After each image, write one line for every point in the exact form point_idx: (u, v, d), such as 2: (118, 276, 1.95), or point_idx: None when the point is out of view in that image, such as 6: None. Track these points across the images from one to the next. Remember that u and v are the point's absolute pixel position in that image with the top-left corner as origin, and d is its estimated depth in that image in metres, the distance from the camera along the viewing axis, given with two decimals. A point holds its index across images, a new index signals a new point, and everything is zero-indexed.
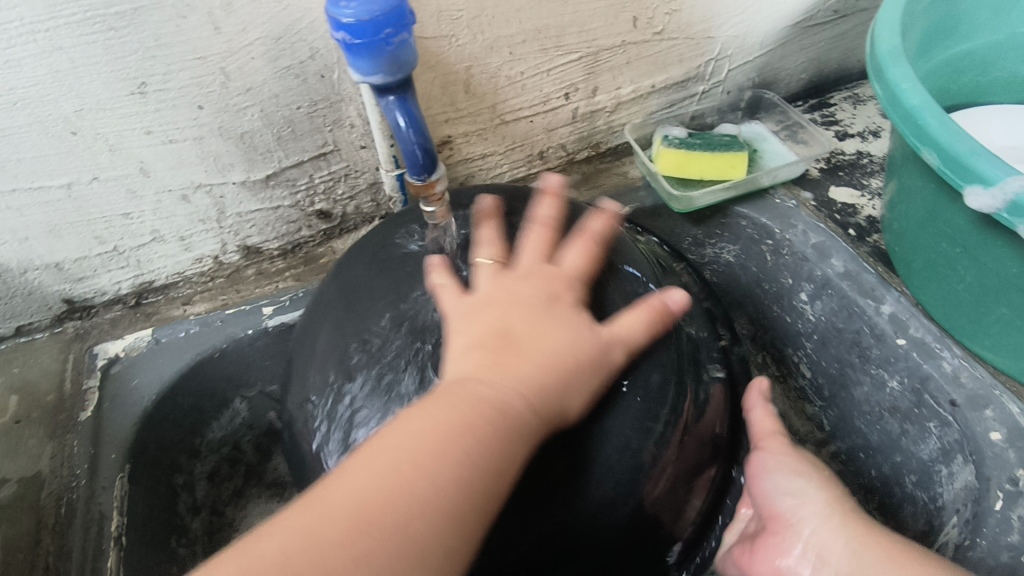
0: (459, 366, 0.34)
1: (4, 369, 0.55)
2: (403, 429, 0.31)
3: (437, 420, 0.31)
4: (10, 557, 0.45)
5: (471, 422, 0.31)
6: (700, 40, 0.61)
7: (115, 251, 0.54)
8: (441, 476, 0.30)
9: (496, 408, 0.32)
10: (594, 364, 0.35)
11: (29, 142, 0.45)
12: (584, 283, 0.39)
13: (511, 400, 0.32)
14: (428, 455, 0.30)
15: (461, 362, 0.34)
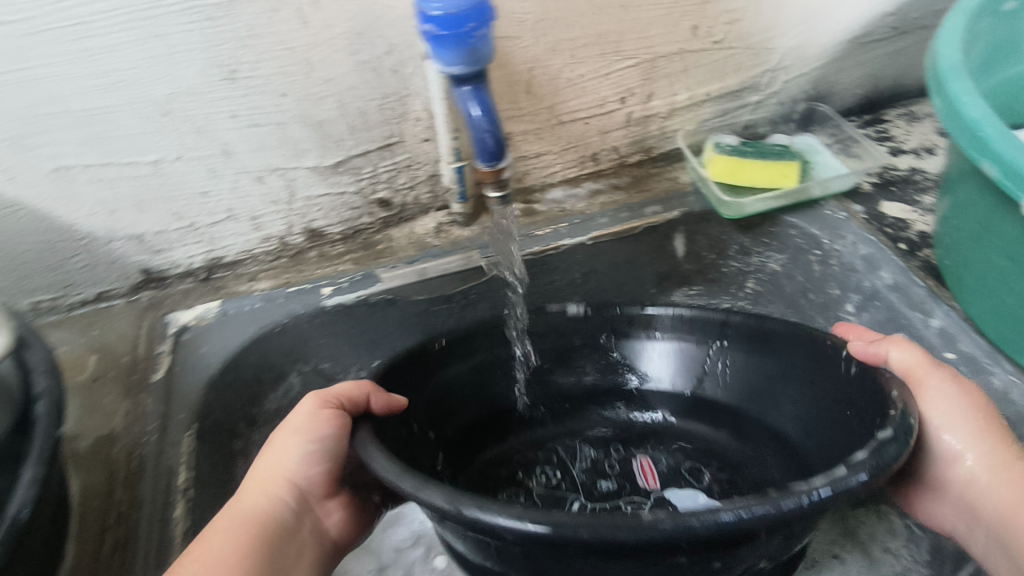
0: (269, 470, 0.41)
1: (84, 331, 0.59)
2: (250, 497, 0.40)
3: (238, 519, 0.39)
4: (89, 503, 0.47)
5: (252, 530, 0.39)
6: (758, 51, 0.63)
7: (192, 227, 0.57)
8: (267, 549, 0.39)
9: (256, 523, 0.39)
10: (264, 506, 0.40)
11: (121, 122, 0.48)
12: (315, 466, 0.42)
13: (281, 510, 0.41)
14: (246, 535, 0.38)
15: (259, 496, 0.40)
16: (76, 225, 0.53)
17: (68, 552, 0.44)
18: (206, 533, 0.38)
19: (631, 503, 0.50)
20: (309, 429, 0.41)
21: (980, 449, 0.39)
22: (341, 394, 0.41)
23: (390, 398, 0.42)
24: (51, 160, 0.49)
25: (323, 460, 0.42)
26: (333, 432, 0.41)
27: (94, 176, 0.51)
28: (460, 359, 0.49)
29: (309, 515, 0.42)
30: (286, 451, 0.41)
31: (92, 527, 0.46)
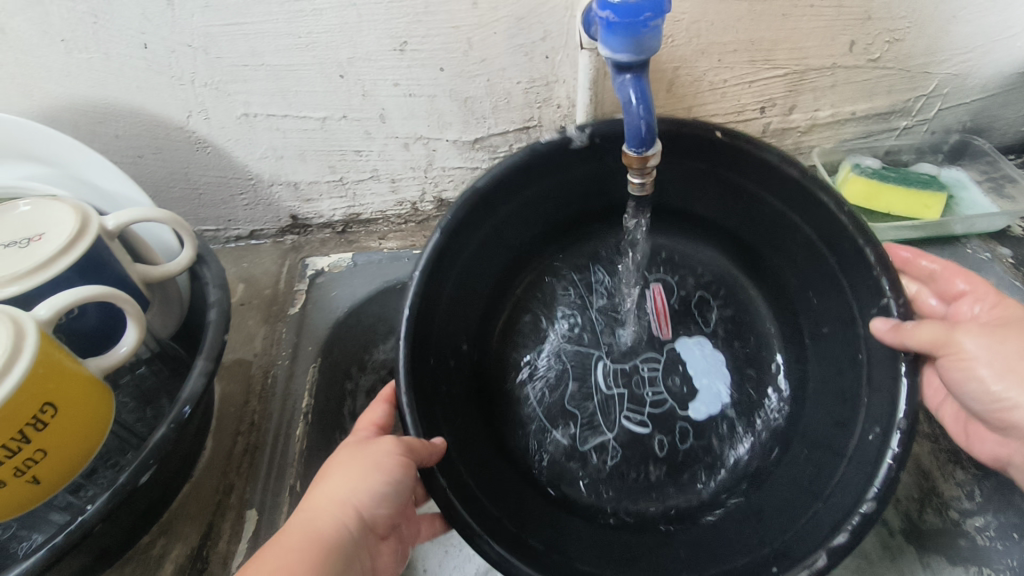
0: (339, 497, 0.39)
1: (237, 262, 0.67)
2: (309, 519, 0.38)
3: (304, 534, 0.37)
4: (226, 409, 0.54)
5: (319, 565, 0.36)
6: (917, 74, 0.60)
7: (340, 182, 0.63)
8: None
9: (329, 545, 0.37)
10: (325, 536, 0.37)
11: (307, 78, 0.54)
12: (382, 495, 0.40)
13: (342, 545, 0.38)
14: (306, 558, 0.35)
15: (322, 525, 0.37)
16: (247, 167, 0.61)
17: (207, 445, 0.51)
18: (268, 549, 0.36)
19: (649, 365, 0.56)
20: (380, 475, 0.40)
21: (1019, 389, 0.41)
22: (410, 445, 0.41)
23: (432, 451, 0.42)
24: (241, 107, 0.56)
25: (389, 501, 0.40)
26: (406, 478, 0.41)
27: (271, 125, 0.57)
28: (582, 163, 0.50)
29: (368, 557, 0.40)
30: (365, 481, 0.39)
31: (227, 429, 0.53)
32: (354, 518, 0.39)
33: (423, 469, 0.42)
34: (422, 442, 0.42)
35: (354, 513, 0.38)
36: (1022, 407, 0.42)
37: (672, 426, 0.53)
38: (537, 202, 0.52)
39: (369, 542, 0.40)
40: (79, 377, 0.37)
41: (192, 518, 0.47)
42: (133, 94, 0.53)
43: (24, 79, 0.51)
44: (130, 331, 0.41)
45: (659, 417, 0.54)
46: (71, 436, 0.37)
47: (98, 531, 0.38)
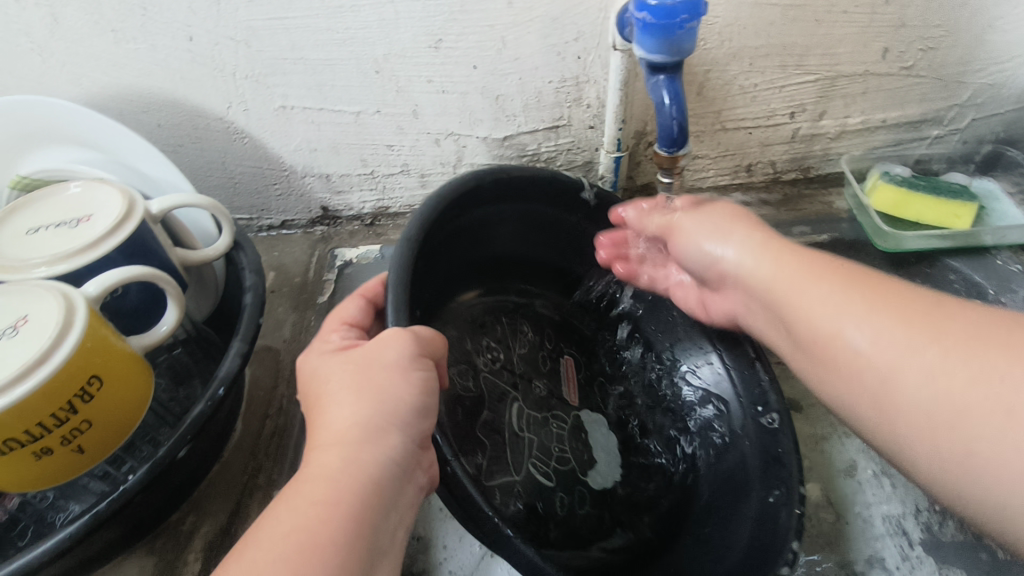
0: (340, 414, 0.34)
1: (268, 251, 0.68)
2: (340, 454, 0.33)
3: (337, 470, 0.32)
4: (256, 392, 0.55)
5: (348, 494, 0.32)
6: (950, 83, 0.60)
7: (371, 175, 0.64)
8: (367, 510, 0.32)
9: (368, 479, 0.32)
10: (345, 463, 0.33)
11: (344, 73, 0.56)
12: (389, 390, 0.35)
13: (364, 464, 0.33)
14: (343, 495, 0.31)
15: (330, 453, 0.33)
16: (282, 158, 0.62)
17: (238, 426, 0.53)
18: (297, 492, 0.32)
19: (557, 423, 0.56)
20: (398, 379, 0.36)
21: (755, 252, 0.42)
22: (418, 337, 0.38)
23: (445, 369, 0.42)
24: (279, 100, 0.57)
25: (427, 413, 0.36)
26: (422, 374, 0.37)
27: (307, 118, 0.59)
28: (544, 200, 0.57)
29: (415, 471, 0.35)
30: (390, 389, 0.35)
31: (257, 412, 0.54)
32: (374, 425, 0.34)
33: (433, 353, 0.39)
34: (427, 335, 0.40)
35: (371, 423, 0.34)
36: (749, 268, 0.43)
37: (572, 487, 0.51)
38: (497, 230, 0.58)
39: (411, 454, 0.35)
40: (123, 354, 0.39)
41: (222, 497, 0.48)
42: (176, 84, 0.55)
43: (75, 67, 0.53)
44: (170, 311, 0.43)
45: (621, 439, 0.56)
46: (115, 410, 0.39)
47: (135, 502, 0.39)
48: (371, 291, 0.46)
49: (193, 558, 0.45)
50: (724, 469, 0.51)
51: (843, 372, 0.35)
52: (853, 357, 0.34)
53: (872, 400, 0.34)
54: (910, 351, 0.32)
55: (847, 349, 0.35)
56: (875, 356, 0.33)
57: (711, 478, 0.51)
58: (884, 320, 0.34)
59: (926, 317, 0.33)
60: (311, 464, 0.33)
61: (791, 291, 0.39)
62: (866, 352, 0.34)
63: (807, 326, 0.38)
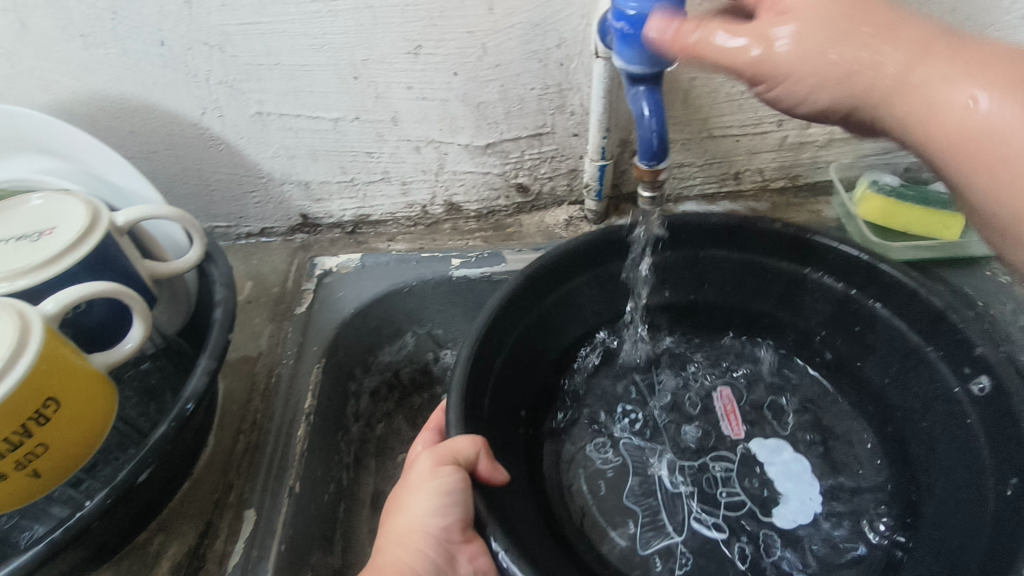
0: (400, 517, 0.40)
1: (245, 259, 0.67)
2: (394, 551, 0.39)
3: (392, 566, 0.38)
4: (229, 406, 0.54)
5: None
6: None
7: (351, 183, 0.63)
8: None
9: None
10: (395, 564, 0.38)
11: (321, 79, 0.54)
12: (433, 496, 0.40)
13: (406, 567, 0.38)
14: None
15: (386, 556, 0.39)
16: (260, 165, 0.61)
17: (209, 442, 0.51)
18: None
19: (721, 466, 0.54)
20: (432, 492, 0.40)
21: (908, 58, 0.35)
22: (455, 452, 0.41)
23: (494, 468, 0.43)
24: (255, 106, 0.56)
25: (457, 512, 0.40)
26: (453, 481, 0.40)
27: (285, 124, 0.57)
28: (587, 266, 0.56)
29: (452, 566, 0.40)
30: (422, 494, 0.40)
31: (229, 427, 0.53)
32: (419, 532, 0.39)
33: (471, 464, 0.41)
34: (456, 444, 0.41)
35: (418, 532, 0.39)
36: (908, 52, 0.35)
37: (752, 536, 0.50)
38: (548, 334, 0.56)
39: (442, 558, 0.40)
40: (83, 374, 0.38)
41: (191, 516, 0.47)
42: (149, 90, 0.54)
43: (43, 72, 0.52)
44: (136, 327, 0.42)
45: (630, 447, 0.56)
46: (72, 432, 0.37)
47: (94, 528, 0.38)
48: (439, 420, 0.48)
49: None
50: (938, 428, 0.49)
51: (977, 179, 0.35)
52: (961, 117, 0.34)
53: (964, 142, 0.34)
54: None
55: (940, 140, 0.35)
56: (996, 112, 0.33)
57: (912, 454, 0.51)
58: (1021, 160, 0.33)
59: (1006, 139, 0.33)
60: (372, 564, 0.39)
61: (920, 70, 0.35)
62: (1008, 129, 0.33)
63: (923, 144, 0.36)
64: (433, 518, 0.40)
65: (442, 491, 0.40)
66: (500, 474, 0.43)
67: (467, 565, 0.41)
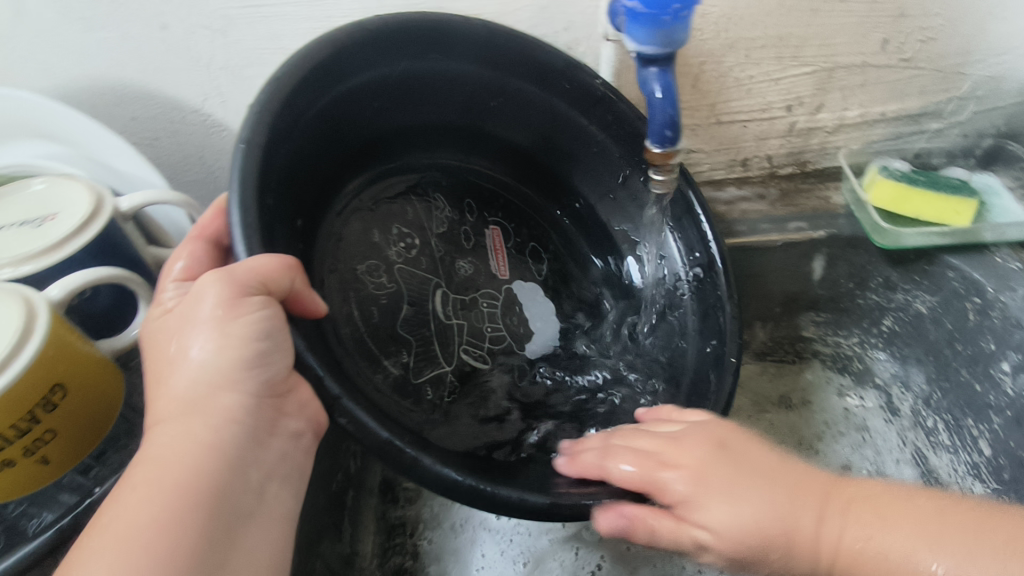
0: (181, 364, 0.32)
1: None
2: (172, 430, 0.31)
3: (173, 449, 0.31)
4: None
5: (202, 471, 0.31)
6: (951, 74, 0.58)
7: None
8: (213, 496, 0.31)
9: (217, 449, 0.31)
10: (185, 430, 0.31)
11: None
12: (221, 335, 0.32)
13: (220, 430, 0.32)
14: (175, 485, 0.30)
15: (168, 426, 0.31)
16: None
17: None
18: (120, 496, 0.30)
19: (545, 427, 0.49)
20: (223, 347, 0.32)
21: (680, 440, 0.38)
22: (260, 276, 0.33)
23: (309, 298, 0.36)
24: None
25: (268, 363, 0.33)
26: (260, 322, 0.32)
27: None
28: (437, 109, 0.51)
29: (277, 421, 0.34)
30: (221, 327, 0.32)
31: None
32: (223, 372, 0.32)
33: (281, 292, 0.34)
34: (268, 266, 0.33)
35: (219, 372, 0.32)
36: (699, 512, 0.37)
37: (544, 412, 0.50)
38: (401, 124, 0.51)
39: (266, 415, 0.34)
40: (91, 359, 0.37)
41: None
42: (150, 75, 0.53)
43: (43, 56, 0.51)
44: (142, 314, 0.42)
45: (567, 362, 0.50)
46: (80, 418, 0.37)
47: None
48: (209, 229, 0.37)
49: None
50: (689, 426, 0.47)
51: (787, 561, 0.34)
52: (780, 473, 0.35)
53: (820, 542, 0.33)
54: (886, 519, 0.32)
55: (714, 531, 0.34)
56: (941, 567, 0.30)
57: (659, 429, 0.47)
58: (906, 527, 0.32)
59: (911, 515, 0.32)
60: (147, 442, 0.31)
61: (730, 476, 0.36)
62: (852, 534, 0.33)
63: (750, 540, 0.34)
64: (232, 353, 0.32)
65: (254, 329, 0.32)
66: (310, 304, 0.36)
67: (295, 414, 0.36)
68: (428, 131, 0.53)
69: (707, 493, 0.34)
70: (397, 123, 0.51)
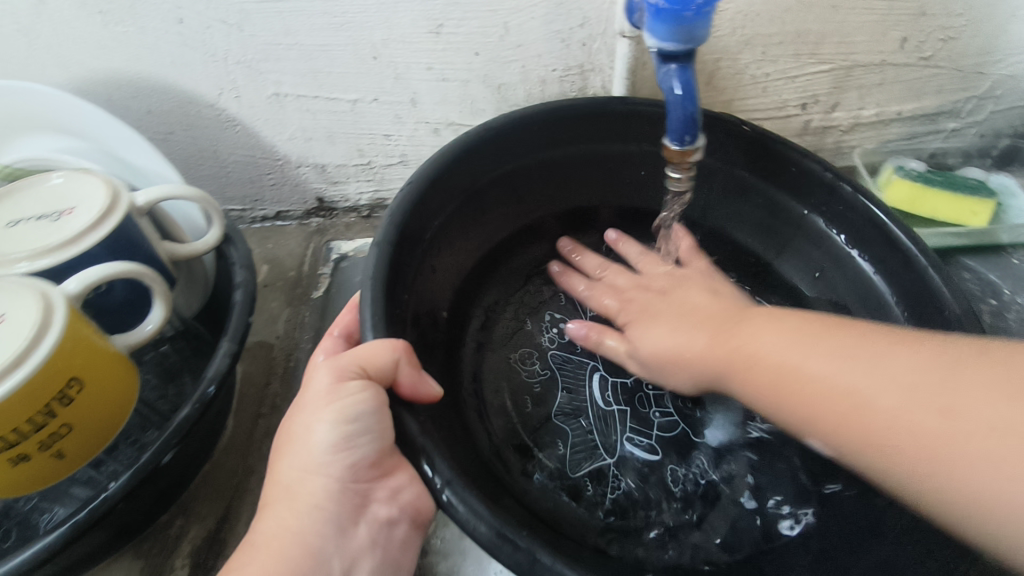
0: (287, 464, 0.36)
1: (261, 242, 0.66)
2: (276, 516, 0.36)
3: (273, 534, 0.35)
4: (247, 390, 0.54)
5: (297, 561, 0.34)
6: (970, 73, 0.57)
7: (368, 165, 0.62)
8: None
9: (306, 543, 0.35)
10: (290, 521, 0.35)
11: (340, 59, 0.53)
12: (330, 431, 0.35)
13: (314, 529, 0.35)
14: (268, 570, 0.34)
15: (272, 518, 0.36)
16: (276, 147, 0.60)
17: (229, 425, 0.51)
18: (229, 575, 0.34)
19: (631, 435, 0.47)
20: (324, 441, 0.35)
21: (825, 365, 0.34)
22: (371, 375, 0.37)
23: (419, 382, 0.39)
24: (273, 86, 0.55)
25: (356, 454, 0.36)
26: (353, 407, 0.35)
27: (302, 105, 0.57)
28: (492, 170, 0.53)
29: (363, 510, 0.37)
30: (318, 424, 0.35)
31: (249, 410, 0.53)
32: (321, 471, 0.36)
33: (386, 379, 0.37)
34: (369, 348, 0.37)
35: (324, 471, 0.36)
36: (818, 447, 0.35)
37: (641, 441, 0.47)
38: (464, 205, 0.52)
39: (351, 501, 0.37)
40: (107, 354, 0.37)
41: (214, 499, 0.47)
42: (165, 69, 0.53)
43: (60, 49, 0.51)
44: (156, 309, 0.42)
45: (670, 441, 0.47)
46: (95, 412, 0.37)
47: (118, 510, 0.38)
48: (343, 326, 0.45)
49: (181, 563, 0.44)
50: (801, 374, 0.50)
51: (799, 410, 0.34)
52: (903, 386, 0.31)
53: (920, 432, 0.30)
54: (886, 371, 0.32)
55: (787, 363, 0.35)
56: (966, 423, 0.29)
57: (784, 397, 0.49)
58: (828, 346, 0.35)
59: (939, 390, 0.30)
60: (256, 528, 0.36)
61: (858, 366, 0.33)
62: (873, 383, 0.32)
63: (760, 384, 0.36)
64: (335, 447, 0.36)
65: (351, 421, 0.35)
66: (426, 388, 0.39)
67: (385, 501, 0.39)
68: (484, 204, 0.54)
69: (776, 398, 0.36)
70: (459, 207, 0.51)
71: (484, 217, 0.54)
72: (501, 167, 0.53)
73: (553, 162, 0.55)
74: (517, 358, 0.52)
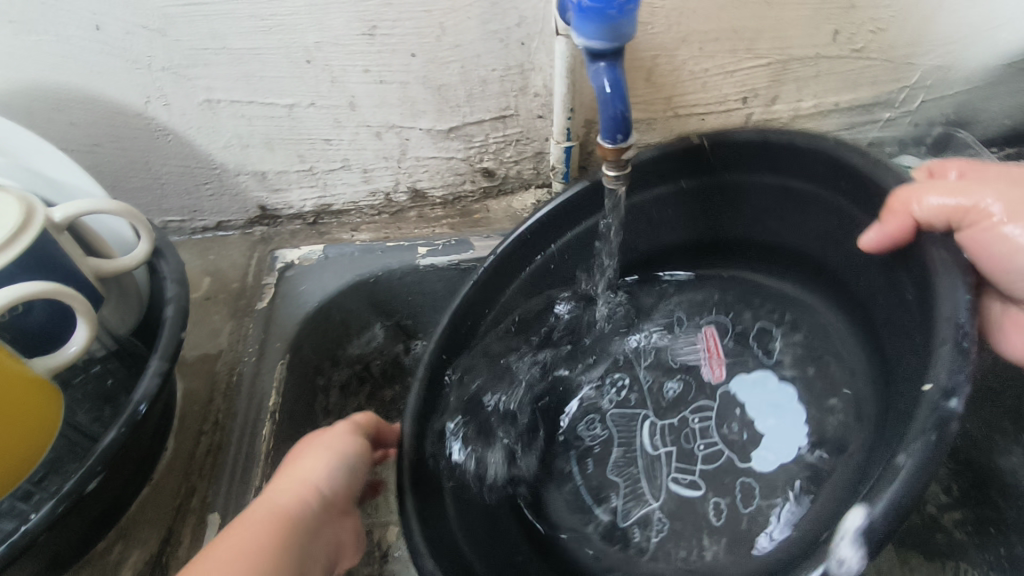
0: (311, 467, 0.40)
1: (203, 254, 0.64)
2: (274, 501, 0.37)
3: (268, 514, 0.36)
4: (189, 407, 0.52)
5: (288, 542, 0.35)
6: (901, 64, 0.59)
7: (310, 172, 0.61)
8: (284, 551, 0.35)
9: (293, 528, 0.36)
10: (288, 509, 0.37)
11: (272, 64, 0.52)
12: (340, 462, 0.41)
13: (307, 528, 0.37)
14: (264, 534, 0.35)
15: (272, 502, 0.37)
16: (212, 156, 0.58)
17: (169, 445, 0.50)
18: (214, 545, 0.34)
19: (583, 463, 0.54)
20: (335, 454, 0.41)
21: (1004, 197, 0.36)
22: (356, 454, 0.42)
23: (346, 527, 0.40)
24: (204, 93, 0.53)
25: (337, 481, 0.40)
26: (354, 456, 0.42)
27: (236, 112, 0.55)
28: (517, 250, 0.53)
29: (335, 527, 0.39)
30: (324, 449, 0.41)
31: (191, 428, 0.51)
32: (325, 483, 0.39)
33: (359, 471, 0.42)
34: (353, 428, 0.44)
35: (322, 483, 0.39)
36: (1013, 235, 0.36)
37: (727, 489, 0.49)
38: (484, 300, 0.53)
39: (334, 512, 0.40)
40: (23, 379, 0.36)
41: (155, 521, 0.46)
42: (86, 78, 0.51)
43: None
44: (80, 329, 0.39)
45: (649, 479, 0.51)
46: (13, 440, 0.35)
47: (43, 540, 0.36)
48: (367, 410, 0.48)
49: None
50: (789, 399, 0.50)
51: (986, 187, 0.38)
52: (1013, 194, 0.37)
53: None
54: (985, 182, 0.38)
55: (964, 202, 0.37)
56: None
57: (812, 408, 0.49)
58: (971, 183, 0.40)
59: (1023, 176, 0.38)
60: (246, 515, 0.36)
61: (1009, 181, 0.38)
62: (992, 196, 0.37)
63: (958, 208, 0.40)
64: (341, 470, 0.41)
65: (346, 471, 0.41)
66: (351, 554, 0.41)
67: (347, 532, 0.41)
68: (488, 295, 0.53)
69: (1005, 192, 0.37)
70: (475, 296, 0.53)
71: (493, 309, 0.54)
72: (519, 256, 0.53)
73: (579, 240, 0.54)
74: (495, 419, 0.55)
